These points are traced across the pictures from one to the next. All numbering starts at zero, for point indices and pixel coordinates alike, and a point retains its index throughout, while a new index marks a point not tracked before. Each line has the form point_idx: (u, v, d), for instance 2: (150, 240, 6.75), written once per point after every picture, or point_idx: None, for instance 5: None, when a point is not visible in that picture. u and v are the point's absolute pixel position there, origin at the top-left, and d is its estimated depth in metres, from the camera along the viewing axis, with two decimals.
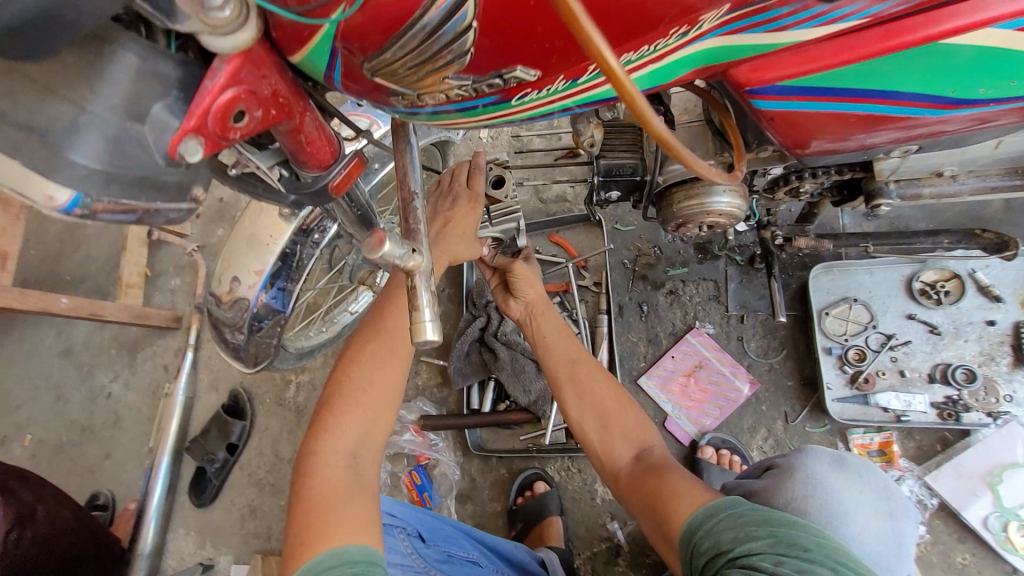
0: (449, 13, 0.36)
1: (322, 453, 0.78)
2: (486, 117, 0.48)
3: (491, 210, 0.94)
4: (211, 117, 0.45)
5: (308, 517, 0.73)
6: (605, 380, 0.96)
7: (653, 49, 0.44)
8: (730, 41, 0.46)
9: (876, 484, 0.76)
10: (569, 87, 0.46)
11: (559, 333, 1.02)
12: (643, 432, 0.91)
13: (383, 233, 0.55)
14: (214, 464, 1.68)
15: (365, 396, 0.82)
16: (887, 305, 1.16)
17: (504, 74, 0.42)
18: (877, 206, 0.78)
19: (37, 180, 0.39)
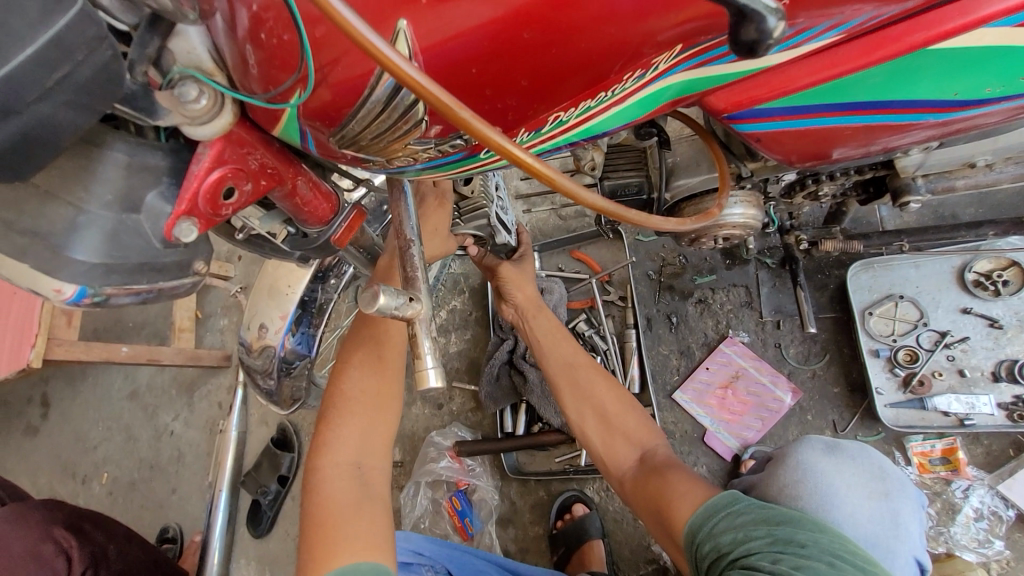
0: (395, 88, 0.35)
1: (326, 466, 0.78)
2: (458, 169, 0.48)
3: (460, 207, 0.83)
4: (201, 199, 0.47)
5: (318, 532, 0.73)
6: (603, 378, 0.90)
7: (612, 94, 0.41)
8: (702, 72, 0.43)
9: (870, 464, 0.66)
10: (534, 137, 0.44)
11: (555, 330, 0.96)
12: (647, 432, 0.86)
13: (378, 286, 0.55)
14: (267, 495, 1.76)
15: (363, 406, 0.81)
16: (938, 300, 1.07)
17: (465, 135, 0.42)
18: (905, 203, 0.73)
19: (43, 279, 0.43)
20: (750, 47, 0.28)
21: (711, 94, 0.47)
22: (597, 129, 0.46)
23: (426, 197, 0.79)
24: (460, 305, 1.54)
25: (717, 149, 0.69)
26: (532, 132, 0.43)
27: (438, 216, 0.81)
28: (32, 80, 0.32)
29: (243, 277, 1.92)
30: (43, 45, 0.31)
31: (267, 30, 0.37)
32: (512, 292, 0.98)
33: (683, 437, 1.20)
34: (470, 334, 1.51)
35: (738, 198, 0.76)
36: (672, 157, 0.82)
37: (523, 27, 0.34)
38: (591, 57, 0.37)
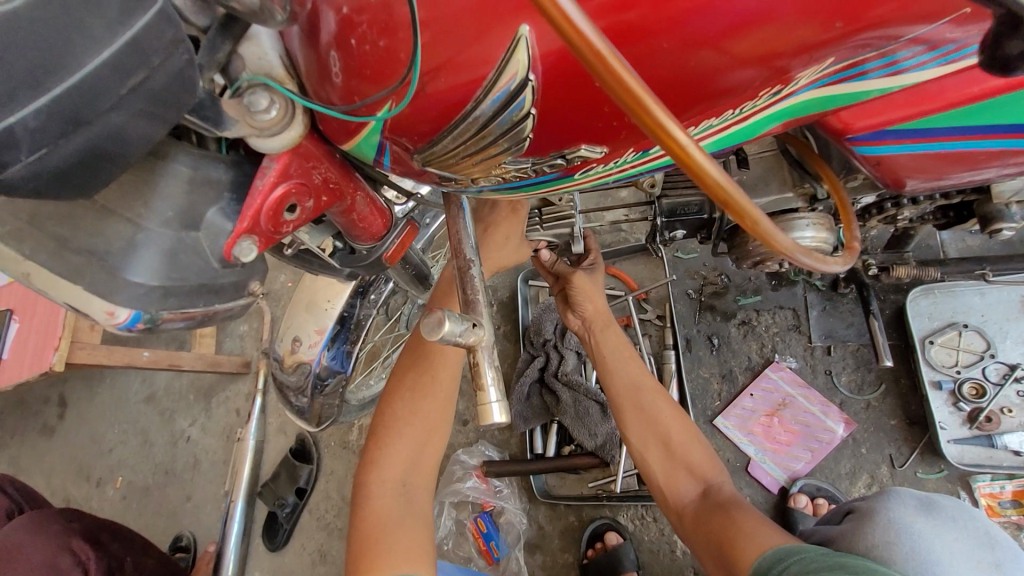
0: (504, 104, 0.31)
1: (376, 478, 0.73)
2: (544, 189, 0.44)
3: (543, 212, 0.75)
4: (263, 216, 0.44)
5: (362, 549, 0.69)
6: (670, 403, 0.84)
7: (737, 112, 0.39)
8: (827, 91, 0.40)
9: (977, 531, 0.66)
10: (639, 156, 0.40)
11: (623, 347, 0.89)
12: (713, 465, 0.80)
13: (443, 311, 0.51)
14: (285, 508, 1.72)
15: (414, 420, 0.75)
16: (1006, 330, 1.02)
17: (568, 154, 0.37)
18: (997, 231, 0.68)
19: (96, 301, 0.38)
20: (1010, 62, 0.27)
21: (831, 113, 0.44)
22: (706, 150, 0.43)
23: (497, 204, 0.76)
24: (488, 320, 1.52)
25: (829, 170, 0.61)
26: (640, 152, 0.38)
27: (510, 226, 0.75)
28: (108, 88, 0.28)
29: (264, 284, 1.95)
30: (120, 49, 0.28)
31: (358, 35, 0.33)
32: (581, 303, 0.90)
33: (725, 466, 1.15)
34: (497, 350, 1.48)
35: (810, 220, 0.71)
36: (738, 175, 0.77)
37: (659, 36, 0.32)
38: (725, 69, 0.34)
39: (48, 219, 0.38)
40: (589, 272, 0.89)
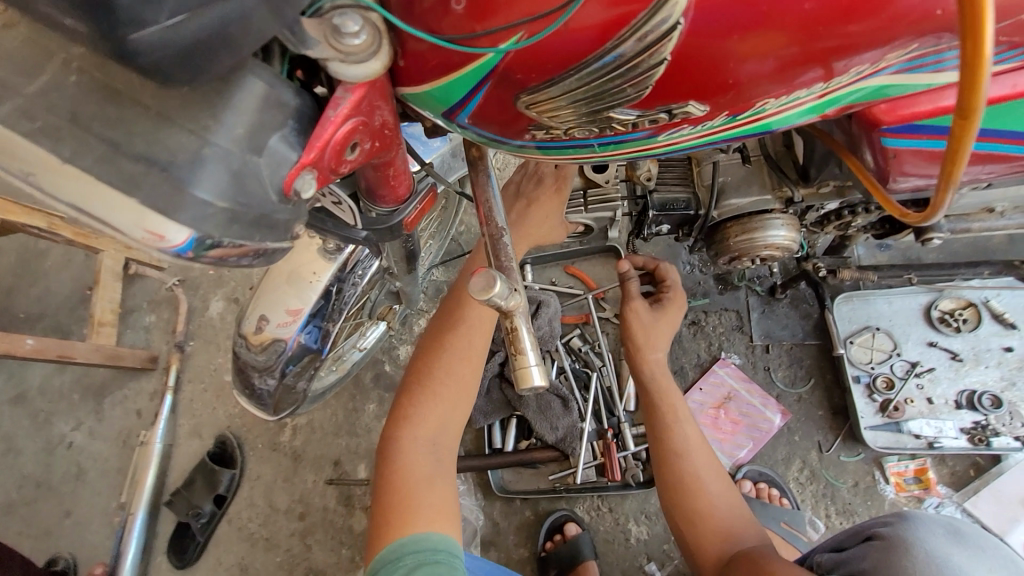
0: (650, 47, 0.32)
1: (408, 436, 0.82)
2: (622, 151, 0.45)
3: (587, 194, 0.88)
4: (329, 149, 0.41)
5: (393, 499, 0.77)
6: (712, 468, 0.87)
7: (820, 88, 0.42)
8: (894, 79, 0.44)
9: (1005, 563, 0.72)
10: (725, 122, 0.43)
11: (681, 411, 0.91)
12: (748, 529, 0.83)
13: (489, 273, 0.51)
14: (200, 518, 1.53)
15: (449, 380, 0.85)
16: (908, 333, 1.19)
17: (673, 109, 0.39)
18: (928, 240, 0.81)
19: (153, 218, 0.33)
20: None
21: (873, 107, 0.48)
22: (773, 124, 0.46)
23: (544, 179, 0.85)
24: None
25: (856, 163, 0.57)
26: (729, 117, 0.42)
27: (551, 204, 0.85)
28: None
29: (178, 269, 1.84)
30: None
31: None
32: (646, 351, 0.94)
33: None
34: None
35: (783, 221, 0.83)
36: (721, 176, 0.84)
37: None
38: (802, 56, 0.37)
39: (94, 119, 0.32)
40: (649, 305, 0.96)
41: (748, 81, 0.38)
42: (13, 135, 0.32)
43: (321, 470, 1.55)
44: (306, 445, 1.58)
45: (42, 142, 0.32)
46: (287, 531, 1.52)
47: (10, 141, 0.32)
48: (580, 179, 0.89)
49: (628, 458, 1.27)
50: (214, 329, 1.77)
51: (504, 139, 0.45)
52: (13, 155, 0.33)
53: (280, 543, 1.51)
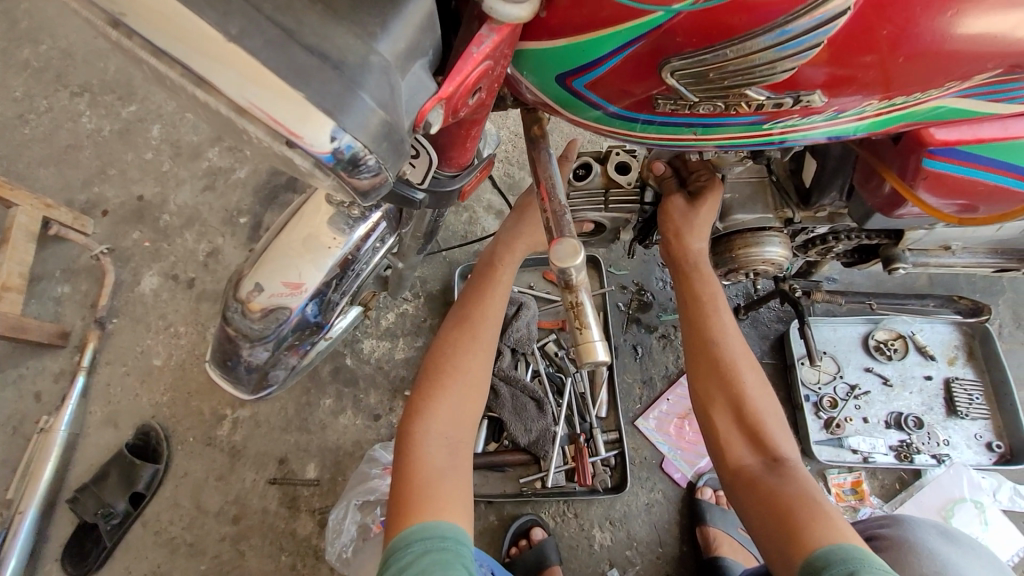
0: (821, 24, 0.36)
1: (421, 431, 0.83)
2: (730, 135, 0.51)
3: (609, 193, 0.92)
4: (465, 87, 0.40)
5: (406, 489, 0.79)
6: (750, 368, 0.86)
7: (905, 100, 0.49)
8: (958, 103, 0.51)
9: (991, 560, 0.84)
10: (825, 119, 0.50)
11: (722, 301, 0.88)
12: (784, 438, 0.84)
13: (570, 247, 0.52)
14: (109, 520, 1.33)
15: (458, 376, 0.86)
16: (850, 358, 1.33)
17: (800, 96, 0.45)
18: (895, 269, 0.91)
19: (314, 116, 0.31)
20: None
21: (923, 128, 0.54)
22: (840, 133, 0.53)
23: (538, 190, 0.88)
24: (412, 309, 1.52)
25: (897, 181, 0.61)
26: (833, 113, 0.49)
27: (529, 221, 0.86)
28: None
29: (106, 236, 1.63)
30: None
31: None
32: (687, 238, 0.87)
33: (642, 463, 1.31)
34: (421, 341, 1.49)
35: (777, 239, 0.89)
36: (729, 193, 0.90)
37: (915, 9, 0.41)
38: (899, 66, 0.44)
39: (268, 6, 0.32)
40: (688, 199, 0.86)
41: (841, 81, 0.45)
42: (182, 8, 0.30)
43: (264, 468, 1.40)
44: (247, 441, 1.42)
45: (207, 13, 0.30)
46: (216, 535, 1.35)
47: (170, 14, 0.29)
48: (600, 179, 0.92)
49: (598, 464, 1.29)
50: (144, 306, 1.57)
51: (598, 103, 0.48)
52: (167, 29, 0.29)
53: (206, 550, 1.34)
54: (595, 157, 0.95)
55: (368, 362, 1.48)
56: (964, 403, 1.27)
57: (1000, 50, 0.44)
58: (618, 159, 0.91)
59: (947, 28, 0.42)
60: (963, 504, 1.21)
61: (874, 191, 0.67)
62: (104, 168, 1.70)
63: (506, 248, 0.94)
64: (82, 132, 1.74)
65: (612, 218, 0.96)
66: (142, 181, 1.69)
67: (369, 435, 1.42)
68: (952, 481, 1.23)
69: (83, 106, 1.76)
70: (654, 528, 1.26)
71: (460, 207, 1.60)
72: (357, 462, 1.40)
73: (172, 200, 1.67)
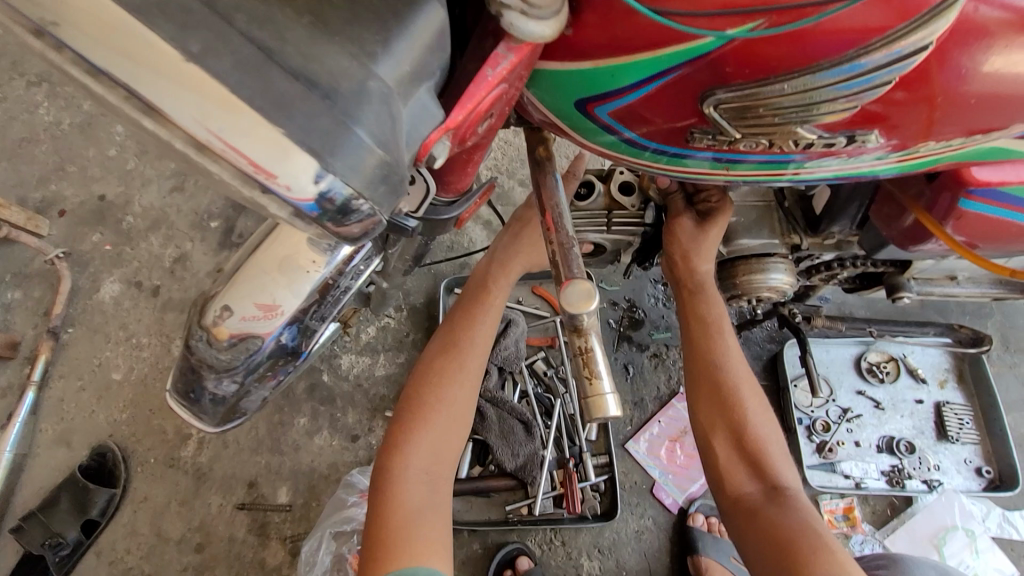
0: (895, 61, 0.31)
1: (401, 465, 0.76)
2: (765, 172, 0.46)
3: (611, 215, 0.87)
4: (478, 114, 0.34)
5: (386, 529, 0.73)
6: (752, 393, 0.83)
7: (954, 142, 0.45)
8: (1007, 144, 0.47)
9: None
10: (868, 158, 0.46)
11: (725, 324, 0.85)
12: (787, 467, 0.79)
13: (582, 289, 0.47)
14: (58, 551, 1.22)
15: (443, 406, 0.80)
16: (842, 380, 1.30)
17: (854, 134, 0.41)
18: (899, 298, 0.88)
19: (297, 156, 0.25)
20: None
21: (963, 167, 0.51)
22: (879, 172, 0.49)
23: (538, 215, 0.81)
24: (395, 323, 1.44)
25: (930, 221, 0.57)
26: (879, 152, 0.45)
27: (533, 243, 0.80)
28: None
29: (62, 239, 1.51)
30: None
31: None
32: (695, 260, 0.84)
33: (632, 488, 1.27)
34: (403, 358, 1.42)
35: (781, 265, 0.84)
36: (734, 216, 0.86)
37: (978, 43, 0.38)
38: (954, 103, 0.41)
39: (239, 14, 0.25)
40: (697, 221, 0.81)
41: (890, 118, 0.41)
42: (127, 17, 0.23)
43: (231, 492, 1.31)
44: (213, 463, 1.33)
45: (158, 23, 0.23)
46: (177, 566, 1.26)
47: (112, 24, 0.23)
48: (603, 200, 0.87)
49: (587, 489, 1.24)
50: (103, 315, 1.46)
51: (616, 129, 0.43)
52: (110, 42, 0.23)
53: None
54: (598, 176, 0.90)
55: (346, 379, 1.40)
56: (954, 427, 1.26)
57: None
58: (622, 177, 0.86)
59: (994, 66, 0.39)
60: (955, 531, 1.20)
61: (893, 224, 0.63)
62: (62, 165, 1.58)
63: (502, 269, 0.89)
64: (39, 125, 1.61)
65: (611, 241, 0.91)
66: (104, 181, 1.57)
67: (346, 457, 1.34)
68: (943, 508, 1.22)
69: (41, 97, 1.64)
70: (644, 557, 1.22)
71: None
72: (333, 486, 1.32)
73: (137, 201, 1.56)
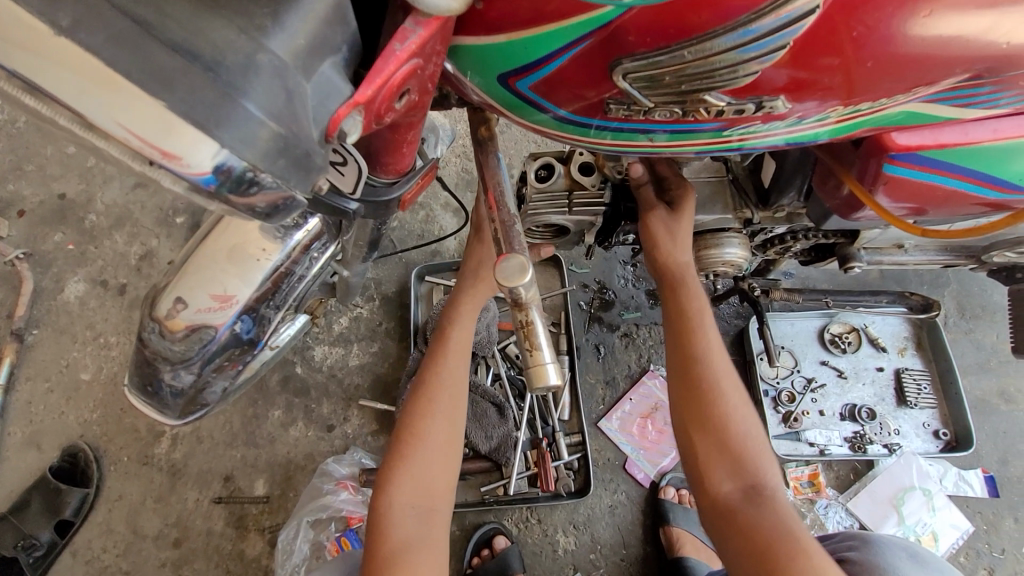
0: (780, 27, 0.33)
1: (390, 499, 0.78)
2: (688, 142, 0.47)
3: (572, 196, 0.86)
4: (387, 91, 0.34)
5: (380, 560, 0.76)
6: (732, 386, 0.81)
7: (870, 105, 0.46)
8: (923, 108, 0.48)
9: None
10: (787, 125, 0.47)
11: (702, 317, 0.84)
12: (767, 462, 0.78)
13: (508, 266, 0.48)
14: (32, 552, 1.22)
15: (428, 438, 0.81)
16: (806, 352, 1.34)
17: (763, 101, 0.42)
18: (850, 267, 0.91)
19: (182, 131, 0.26)
20: None
21: (885, 133, 0.52)
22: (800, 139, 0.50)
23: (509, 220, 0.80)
24: (367, 313, 1.44)
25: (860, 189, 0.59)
26: (795, 119, 0.46)
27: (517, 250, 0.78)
28: None
29: (23, 240, 1.48)
30: None
31: None
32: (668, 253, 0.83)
33: (605, 465, 1.29)
34: (377, 347, 1.42)
35: (736, 239, 0.88)
36: None
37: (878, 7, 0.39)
38: (863, 69, 0.42)
39: None
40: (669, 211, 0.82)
41: (801, 85, 0.42)
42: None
43: (207, 487, 1.31)
44: (188, 458, 1.33)
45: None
46: (155, 562, 1.26)
47: None
48: (564, 180, 0.87)
49: (561, 468, 1.26)
50: (69, 315, 1.43)
51: (545, 106, 0.44)
52: None
53: None
54: (557, 157, 0.89)
55: (320, 370, 1.40)
56: (913, 393, 1.30)
57: (970, 54, 0.42)
58: (582, 157, 0.85)
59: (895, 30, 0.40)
60: (912, 491, 1.25)
61: (832, 193, 0.65)
62: (19, 164, 1.54)
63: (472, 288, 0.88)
64: None
65: (573, 223, 0.90)
66: (64, 179, 1.54)
67: (322, 447, 1.34)
68: (902, 469, 1.26)
69: None
70: (618, 530, 1.25)
71: (416, 205, 1.53)
72: (309, 476, 1.32)
73: (99, 198, 1.53)
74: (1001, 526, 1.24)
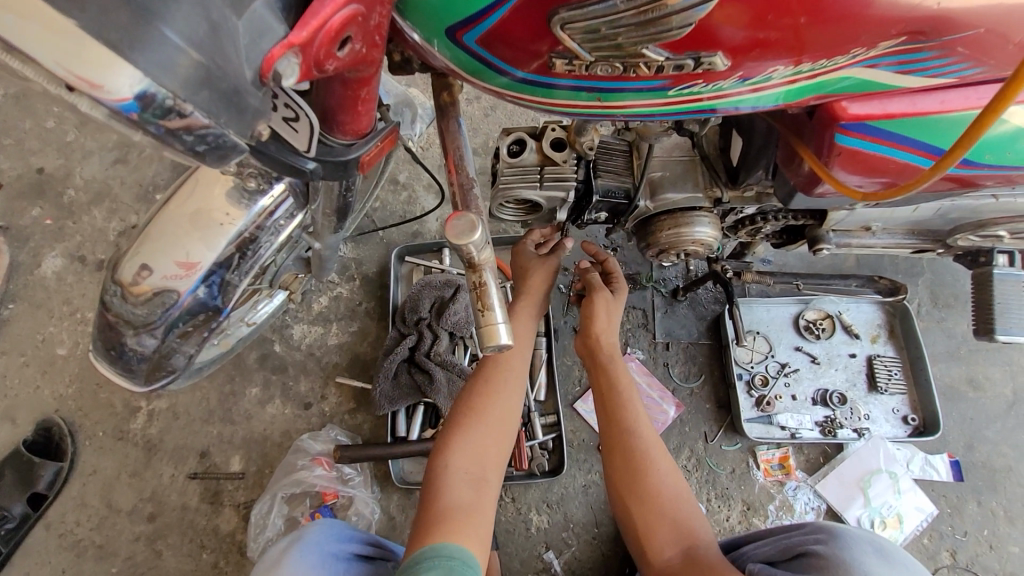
0: None
1: (446, 463, 0.81)
2: (638, 104, 0.48)
3: (543, 171, 0.86)
4: (325, 35, 0.34)
5: (433, 519, 0.76)
6: (663, 457, 0.90)
7: (813, 66, 0.47)
8: (865, 75, 0.50)
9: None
10: (732, 88, 0.48)
11: (630, 396, 0.93)
12: (700, 523, 0.86)
13: (461, 223, 0.48)
14: (3, 524, 1.22)
15: (484, 416, 0.85)
16: (781, 337, 1.35)
17: (702, 58, 0.43)
18: (818, 250, 0.93)
19: (94, 58, 0.30)
20: None
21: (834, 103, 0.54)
22: (746, 103, 0.50)
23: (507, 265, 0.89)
24: (347, 293, 1.44)
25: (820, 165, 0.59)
26: (740, 80, 0.46)
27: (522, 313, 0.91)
28: None
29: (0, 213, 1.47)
30: None
31: None
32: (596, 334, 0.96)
33: (580, 445, 1.31)
34: (356, 326, 1.42)
35: (706, 218, 0.88)
36: (659, 171, 0.88)
37: None
38: (802, 27, 0.43)
39: None
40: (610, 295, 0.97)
41: (742, 43, 0.43)
42: None
43: (183, 463, 1.31)
44: (164, 434, 1.33)
45: None
46: (129, 536, 1.26)
47: None
48: (535, 155, 0.87)
49: (535, 447, 1.27)
50: (46, 290, 1.42)
51: (501, 68, 0.44)
52: None
53: (117, 552, 1.24)
54: (531, 133, 0.89)
55: (298, 348, 1.40)
56: (884, 379, 1.32)
57: (902, 16, 0.44)
58: (553, 133, 0.85)
59: None
60: (879, 474, 1.27)
61: (795, 170, 0.65)
62: None
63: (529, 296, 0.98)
64: None
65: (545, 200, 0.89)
66: (42, 153, 1.52)
67: (299, 425, 1.34)
68: (870, 453, 1.29)
69: None
70: (591, 509, 1.26)
71: (398, 186, 1.53)
72: (285, 453, 1.32)
73: (77, 173, 1.51)
74: (964, 509, 1.27)
